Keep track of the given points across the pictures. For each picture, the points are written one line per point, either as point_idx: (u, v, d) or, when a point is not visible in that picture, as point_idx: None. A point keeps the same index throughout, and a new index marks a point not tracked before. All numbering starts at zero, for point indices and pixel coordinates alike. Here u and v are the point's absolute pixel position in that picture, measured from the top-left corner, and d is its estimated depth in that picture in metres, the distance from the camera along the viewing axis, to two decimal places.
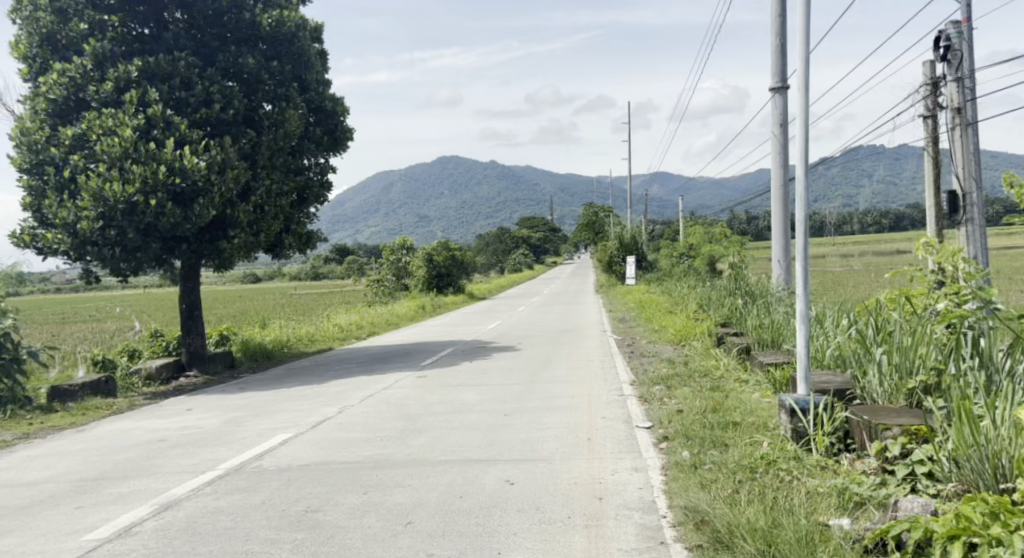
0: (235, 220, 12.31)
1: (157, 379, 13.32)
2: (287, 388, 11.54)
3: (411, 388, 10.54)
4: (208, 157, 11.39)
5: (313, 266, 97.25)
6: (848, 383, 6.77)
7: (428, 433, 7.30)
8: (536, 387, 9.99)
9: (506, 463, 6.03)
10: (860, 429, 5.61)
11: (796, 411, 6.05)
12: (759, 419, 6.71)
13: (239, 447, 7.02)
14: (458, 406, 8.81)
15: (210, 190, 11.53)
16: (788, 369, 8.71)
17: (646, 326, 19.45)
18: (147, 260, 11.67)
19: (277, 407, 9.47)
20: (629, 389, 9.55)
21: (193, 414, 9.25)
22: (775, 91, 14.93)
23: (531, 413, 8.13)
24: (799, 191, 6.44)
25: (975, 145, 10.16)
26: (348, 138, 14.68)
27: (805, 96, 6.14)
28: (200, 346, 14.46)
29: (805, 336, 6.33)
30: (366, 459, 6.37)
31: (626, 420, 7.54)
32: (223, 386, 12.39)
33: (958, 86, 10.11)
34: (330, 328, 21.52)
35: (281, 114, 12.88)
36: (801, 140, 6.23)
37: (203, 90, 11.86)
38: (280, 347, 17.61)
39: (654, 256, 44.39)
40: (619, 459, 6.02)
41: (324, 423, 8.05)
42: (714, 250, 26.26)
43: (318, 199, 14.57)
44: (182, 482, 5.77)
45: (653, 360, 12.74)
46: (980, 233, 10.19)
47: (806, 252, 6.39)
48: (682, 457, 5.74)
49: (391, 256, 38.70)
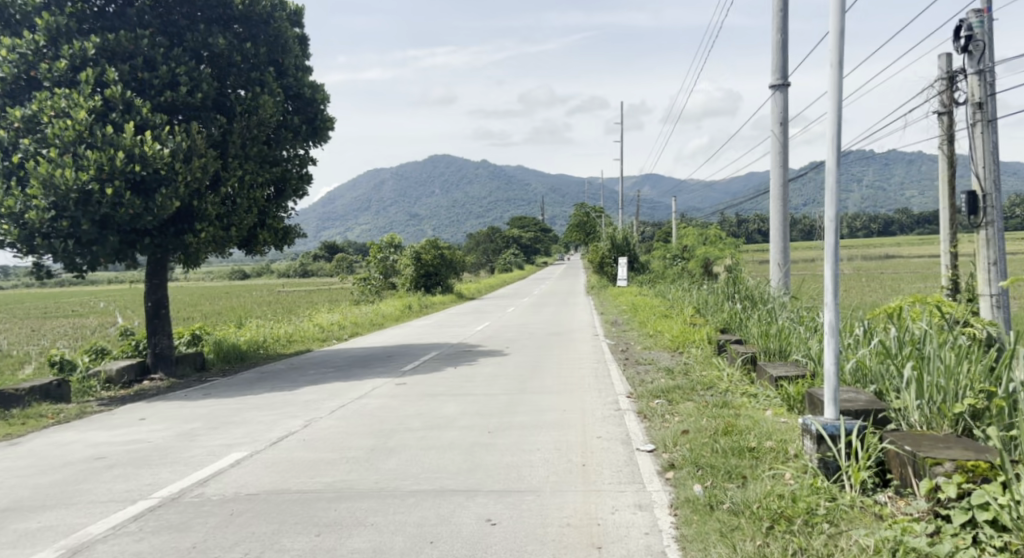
0: (203, 213, 11.37)
1: (118, 383, 12.39)
2: (255, 395, 10.63)
3: (388, 397, 9.68)
4: (173, 144, 10.49)
5: (300, 263, 95.95)
6: (878, 404, 5.95)
7: (401, 454, 6.45)
8: (523, 398, 9.13)
9: (488, 496, 5.19)
10: (904, 463, 4.81)
11: (823, 437, 5.21)
12: (779, 445, 5.89)
13: (184, 468, 6.15)
14: (437, 419, 7.96)
15: (174, 180, 10.61)
16: (803, 383, 7.89)
17: (639, 330, 18.73)
18: (106, 254, 10.70)
19: (239, 418, 8.60)
20: (627, 402, 8.71)
21: (145, 425, 8.35)
22: (775, 88, 14.15)
23: (518, 430, 7.28)
24: (829, 184, 5.62)
25: (996, 143, 9.37)
26: (330, 127, 13.84)
27: (839, 73, 5.34)
28: (166, 348, 13.52)
29: (835, 351, 5.51)
30: (326, 487, 5.50)
31: (626, 442, 6.71)
32: (187, 392, 11.48)
33: (980, 80, 9.34)
34: (311, 328, 20.56)
35: (254, 101, 11.96)
36: (835, 121, 5.39)
37: (169, 71, 10.96)
38: (255, 348, 16.66)
39: (646, 257, 43.65)
40: (619, 493, 5.16)
41: (286, 440, 7.17)
42: (709, 252, 25.68)
43: (296, 192, 13.71)
44: (103, 516, 4.90)
45: (650, 368, 11.92)
46: (999, 237, 9.38)
47: (837, 252, 5.54)
48: (697, 492, 4.92)
49: (378, 254, 37.50)
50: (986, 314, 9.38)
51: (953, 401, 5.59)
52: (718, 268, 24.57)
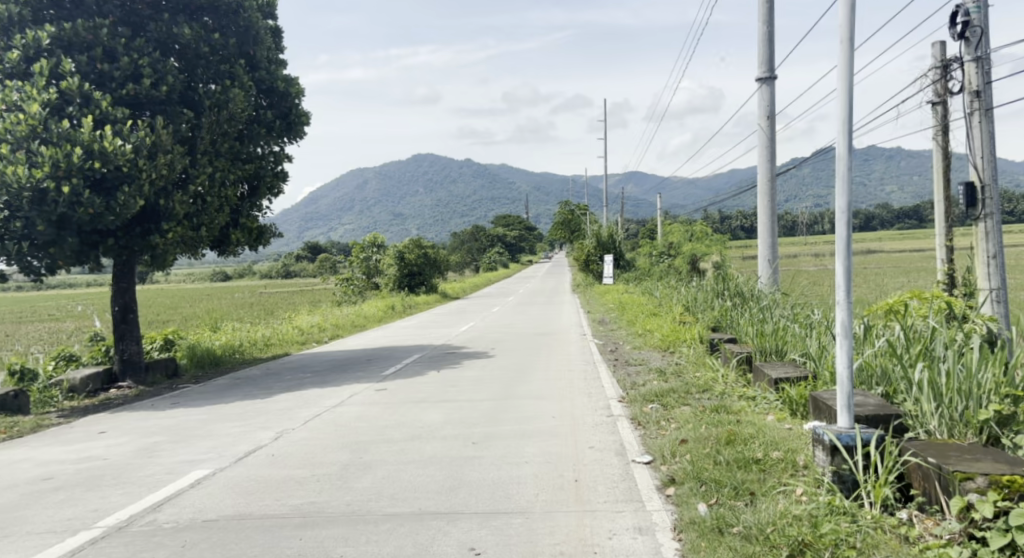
0: (170, 212, 10.76)
1: (82, 393, 11.79)
2: (226, 404, 10.04)
3: (367, 404, 9.14)
4: (135, 139, 9.88)
5: (283, 264, 95.03)
6: (892, 409, 5.51)
7: (378, 470, 5.93)
8: (510, 405, 8.63)
9: (471, 520, 4.69)
10: (929, 477, 4.36)
11: (838, 449, 4.75)
12: (787, 456, 5.44)
13: (137, 490, 5.61)
14: (418, 429, 7.44)
15: (136, 177, 10.01)
16: (804, 386, 7.41)
17: (627, 329, 18.31)
18: (64, 256, 10.11)
19: (205, 431, 8.04)
20: (618, 408, 8.24)
21: (103, 439, 7.78)
22: (761, 81, 13.74)
23: (504, 441, 6.77)
24: (839, 171, 5.14)
25: (993, 132, 8.98)
26: (305, 122, 13.31)
27: (849, 45, 4.97)
28: (135, 354, 12.89)
29: (848, 354, 5.05)
30: (293, 511, 4.99)
31: (620, 453, 6.23)
32: (154, 401, 10.89)
33: (978, 67, 8.95)
34: (290, 331, 19.96)
35: (224, 94, 11.38)
36: (844, 97, 5.03)
37: (131, 62, 10.36)
38: (231, 353, 16.06)
39: (631, 254, 43.30)
40: (617, 514, 4.69)
41: (253, 456, 6.63)
42: (696, 249, 25.39)
43: (271, 189, 13.16)
44: (37, 551, 4.36)
45: (640, 370, 11.44)
46: (998, 230, 9.01)
47: (848, 246, 5.08)
48: (703, 515, 4.46)
49: (361, 254, 36.95)
50: (986, 309, 9.02)
51: (977, 407, 5.14)
52: (704, 264, 24.18)
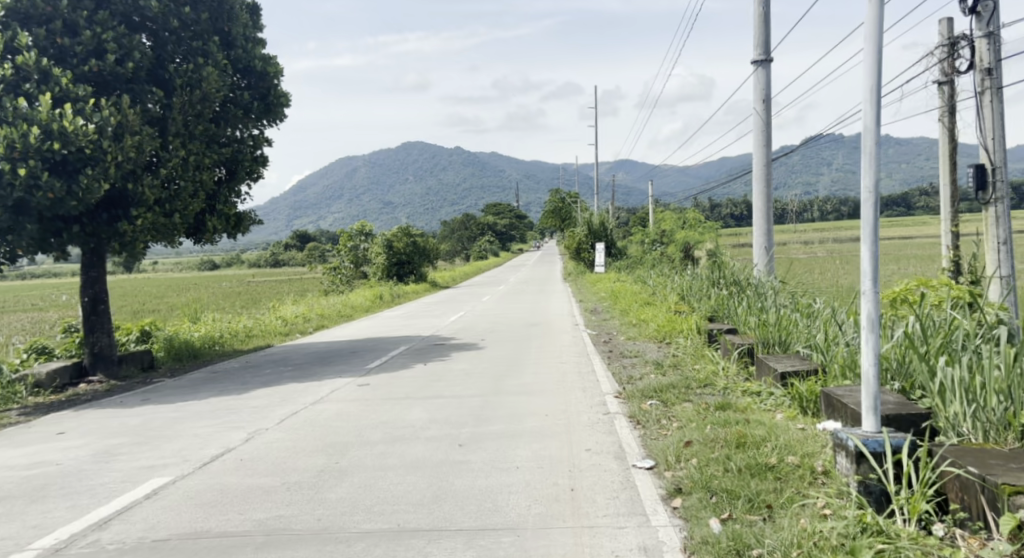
0: (139, 197, 10.17)
1: (49, 388, 11.19)
2: (199, 400, 9.46)
3: (348, 401, 8.60)
4: (99, 119, 9.27)
5: (271, 253, 94.07)
6: (920, 412, 5.00)
7: (355, 478, 5.41)
8: (500, 401, 8.11)
9: (457, 538, 4.16)
10: (971, 490, 3.87)
11: (865, 456, 4.24)
12: (804, 461, 4.95)
13: (86, 502, 5.06)
14: (403, 429, 6.91)
15: (101, 159, 9.40)
16: (814, 381, 6.91)
17: (620, 319, 17.81)
18: (24, 243, 9.51)
19: (172, 431, 7.47)
20: (615, 404, 7.73)
21: (61, 441, 7.21)
22: (757, 64, 13.19)
23: (493, 443, 6.25)
24: (865, 145, 4.58)
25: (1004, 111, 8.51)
26: (285, 104, 12.66)
27: (878, 3, 4.45)
28: (106, 347, 12.28)
29: (875, 348, 4.53)
30: (255, 528, 4.44)
31: (619, 456, 5.71)
32: (124, 397, 10.29)
33: (990, 43, 8.44)
34: (273, 322, 19.36)
35: (197, 73, 10.77)
36: (872, 60, 4.50)
37: (94, 37, 9.72)
38: (210, 345, 15.46)
39: (622, 243, 42.83)
40: (618, 530, 4.18)
41: (220, 460, 6.08)
42: (689, 237, 24.93)
43: (250, 174, 12.55)
44: None
45: (637, 362, 10.95)
46: (1008, 214, 8.56)
47: (875, 229, 4.56)
48: (716, 534, 3.96)
49: (348, 242, 36.22)
50: (997, 298, 8.57)
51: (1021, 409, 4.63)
52: (699, 252, 23.70)
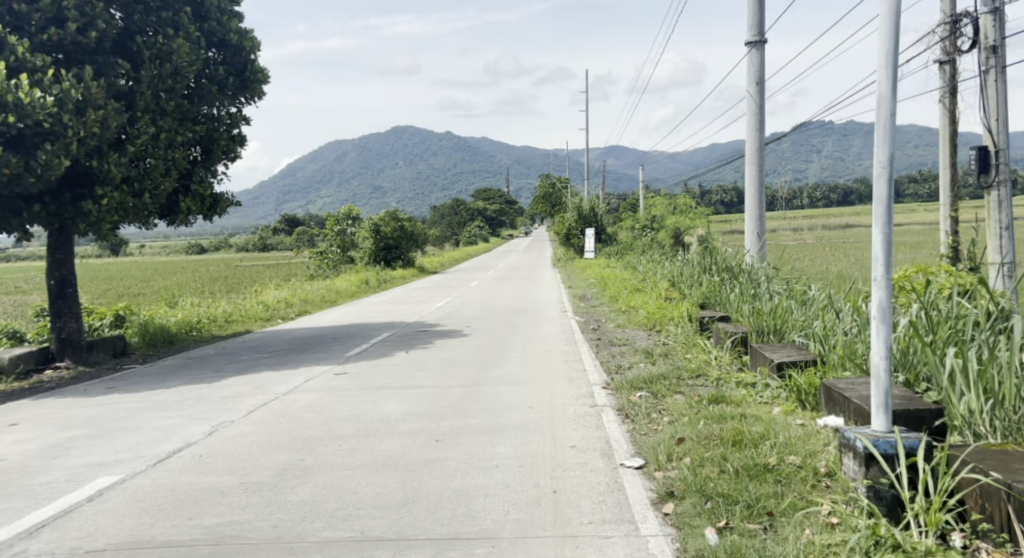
0: (105, 175, 9.66)
1: (12, 374, 10.69)
2: (166, 388, 8.99)
3: (322, 391, 8.16)
4: (59, 91, 8.74)
5: (259, 238, 93.16)
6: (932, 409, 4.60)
7: (320, 477, 4.98)
8: (481, 392, 7.69)
9: (425, 548, 3.75)
10: (994, 499, 3.49)
11: (875, 459, 3.85)
12: (807, 461, 4.56)
13: (21, 505, 4.60)
14: (377, 423, 6.49)
15: (61, 133, 8.88)
16: (813, 373, 6.51)
17: (609, 306, 17.41)
18: None
19: (132, 423, 7.02)
20: (602, 396, 7.33)
21: (11, 434, 6.75)
22: (751, 45, 12.69)
23: (471, 438, 5.83)
24: (880, 117, 4.15)
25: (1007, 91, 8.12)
26: (263, 80, 12.09)
27: None
28: (74, 332, 11.77)
29: (887, 342, 4.12)
30: (204, 536, 4.02)
31: (606, 454, 5.32)
32: (88, 385, 9.80)
33: (995, 20, 8.03)
34: (254, 307, 18.86)
35: (167, 45, 10.22)
36: (888, 24, 4.07)
37: (54, 4, 9.17)
38: (187, 331, 14.96)
39: (612, 228, 42.43)
40: (605, 541, 3.78)
41: (178, 457, 5.64)
42: (680, 222, 24.56)
43: (227, 154, 12.02)
44: None
45: (625, 351, 10.55)
46: (1012, 199, 8.16)
47: (889, 210, 4.13)
48: (714, 546, 3.55)
49: (335, 227, 35.64)
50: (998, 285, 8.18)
51: None
52: (690, 238, 23.34)
